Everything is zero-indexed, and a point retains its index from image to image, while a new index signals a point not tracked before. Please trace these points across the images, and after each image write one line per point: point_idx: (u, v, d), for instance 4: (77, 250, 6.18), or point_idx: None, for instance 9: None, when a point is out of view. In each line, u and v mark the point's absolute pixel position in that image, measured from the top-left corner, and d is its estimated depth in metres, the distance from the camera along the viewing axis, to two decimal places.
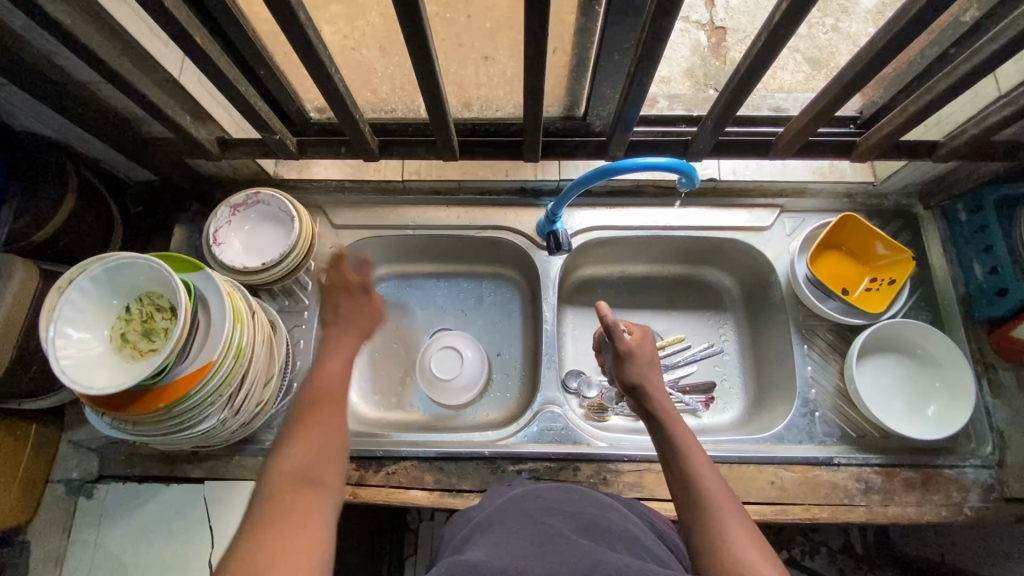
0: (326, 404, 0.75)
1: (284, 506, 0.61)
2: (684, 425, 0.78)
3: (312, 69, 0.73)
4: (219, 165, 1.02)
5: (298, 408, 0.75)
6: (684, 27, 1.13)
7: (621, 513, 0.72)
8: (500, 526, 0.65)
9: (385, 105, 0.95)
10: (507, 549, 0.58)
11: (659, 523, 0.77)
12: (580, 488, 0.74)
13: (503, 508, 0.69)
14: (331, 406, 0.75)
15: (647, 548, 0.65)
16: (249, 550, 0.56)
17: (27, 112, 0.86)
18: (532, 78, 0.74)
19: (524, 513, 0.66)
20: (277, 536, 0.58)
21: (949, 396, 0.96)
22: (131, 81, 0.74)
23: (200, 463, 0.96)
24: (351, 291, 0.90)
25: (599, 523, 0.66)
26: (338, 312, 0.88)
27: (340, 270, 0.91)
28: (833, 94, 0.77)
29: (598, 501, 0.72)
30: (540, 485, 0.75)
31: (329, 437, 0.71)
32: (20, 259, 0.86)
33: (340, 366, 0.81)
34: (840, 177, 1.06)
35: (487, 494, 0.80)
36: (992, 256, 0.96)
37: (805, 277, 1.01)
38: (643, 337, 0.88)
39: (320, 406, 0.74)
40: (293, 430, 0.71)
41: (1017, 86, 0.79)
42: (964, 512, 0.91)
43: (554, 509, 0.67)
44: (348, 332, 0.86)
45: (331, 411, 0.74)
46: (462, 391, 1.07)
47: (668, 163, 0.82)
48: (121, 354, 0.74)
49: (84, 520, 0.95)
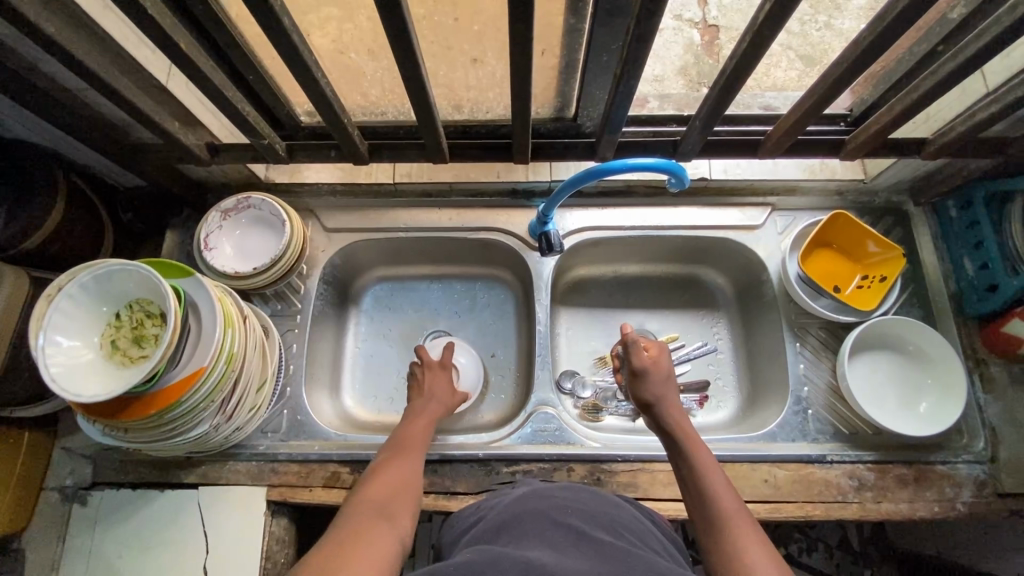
0: (409, 453, 0.83)
1: (363, 526, 0.66)
2: (697, 436, 0.80)
3: (300, 74, 0.73)
4: (208, 170, 1.02)
5: (383, 453, 0.84)
6: (677, 26, 1.13)
7: (627, 512, 0.72)
8: (515, 525, 0.65)
9: (375, 107, 0.95)
10: (522, 549, 0.58)
11: (659, 519, 0.79)
12: (585, 488, 0.74)
13: (509, 509, 0.69)
14: (411, 454, 0.83)
15: (650, 547, 0.65)
16: (329, 552, 0.61)
17: (14, 119, 0.86)
18: (518, 79, 0.74)
19: (533, 513, 0.66)
20: (354, 544, 0.63)
21: (942, 390, 0.96)
22: (118, 88, 0.74)
23: (194, 468, 0.96)
24: (433, 368, 0.99)
25: (609, 523, 0.66)
26: (421, 389, 0.96)
27: (424, 354, 1.00)
28: (821, 92, 0.77)
29: (605, 501, 0.72)
30: (545, 486, 0.75)
31: (404, 480, 0.78)
32: (10, 268, 0.86)
33: (424, 420, 0.90)
34: (831, 175, 1.06)
35: (490, 495, 0.80)
36: (981, 252, 0.96)
37: (796, 276, 1.01)
38: (659, 352, 0.92)
39: (404, 454, 0.82)
40: (375, 471, 0.78)
41: (1004, 83, 0.79)
42: (957, 507, 0.92)
43: (561, 509, 0.67)
44: (433, 399, 0.95)
45: (411, 458, 0.82)
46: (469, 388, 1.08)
47: (657, 164, 0.82)
48: (111, 362, 0.73)
49: (78, 527, 0.95)
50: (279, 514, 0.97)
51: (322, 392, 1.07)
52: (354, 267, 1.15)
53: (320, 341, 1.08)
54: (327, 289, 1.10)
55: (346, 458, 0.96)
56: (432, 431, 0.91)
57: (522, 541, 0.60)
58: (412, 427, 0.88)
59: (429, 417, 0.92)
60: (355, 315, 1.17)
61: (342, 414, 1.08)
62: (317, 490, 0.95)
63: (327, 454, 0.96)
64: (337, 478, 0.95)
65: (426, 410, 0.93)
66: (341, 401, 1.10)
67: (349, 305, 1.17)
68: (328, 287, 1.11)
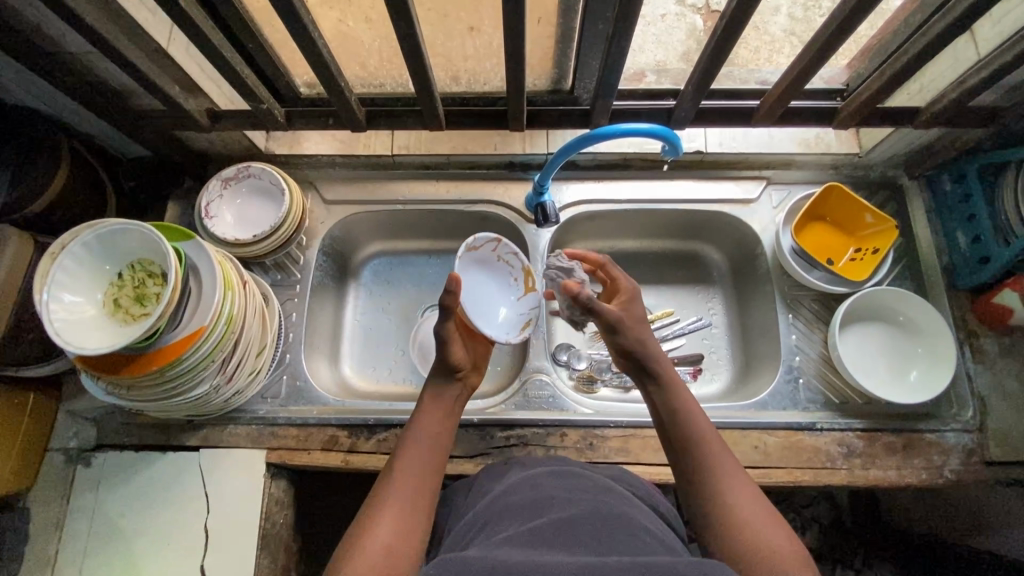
0: (417, 472, 0.70)
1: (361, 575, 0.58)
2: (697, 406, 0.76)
3: (296, 36, 0.74)
4: (209, 139, 1.03)
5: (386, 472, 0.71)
6: (679, 10, 1.03)
7: (620, 496, 0.71)
8: (504, 518, 0.65)
9: (373, 79, 0.96)
10: (513, 550, 0.57)
11: (654, 496, 0.78)
12: (579, 472, 0.74)
13: (498, 500, 0.69)
14: (428, 467, 0.71)
15: (649, 532, 0.63)
16: None
17: (18, 83, 0.87)
18: (512, 43, 0.75)
19: (524, 508, 0.65)
20: None
21: (930, 361, 0.98)
22: (119, 50, 0.75)
23: (196, 431, 0.98)
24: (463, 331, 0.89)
25: (601, 504, 0.65)
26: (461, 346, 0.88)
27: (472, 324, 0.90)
28: (813, 55, 0.78)
29: (600, 485, 0.71)
30: (538, 472, 0.74)
31: (416, 492, 0.68)
32: (15, 229, 0.87)
33: (435, 415, 0.77)
34: (826, 149, 1.07)
35: (486, 471, 0.82)
36: (974, 225, 0.97)
37: (790, 248, 1.03)
38: (631, 297, 0.87)
39: (413, 476, 0.70)
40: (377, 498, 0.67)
41: (994, 50, 0.79)
42: (945, 474, 0.93)
43: (551, 501, 0.66)
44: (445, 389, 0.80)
45: (422, 474, 0.70)
46: (449, 293, 0.75)
47: (650, 131, 0.83)
48: (114, 319, 0.75)
49: (83, 487, 0.97)
50: (278, 477, 0.99)
51: (322, 361, 1.09)
52: (353, 239, 1.16)
53: (320, 312, 1.10)
54: (327, 260, 1.12)
55: (344, 422, 0.98)
56: (450, 423, 0.78)
57: (507, 536, 0.60)
58: (420, 433, 0.75)
59: (437, 406, 0.79)
60: (354, 289, 1.18)
61: (340, 383, 1.10)
62: (316, 453, 0.97)
63: (325, 419, 0.98)
64: (335, 441, 0.97)
65: (432, 402, 0.79)
66: (341, 370, 1.12)
67: (348, 279, 1.18)
68: (327, 259, 1.12)
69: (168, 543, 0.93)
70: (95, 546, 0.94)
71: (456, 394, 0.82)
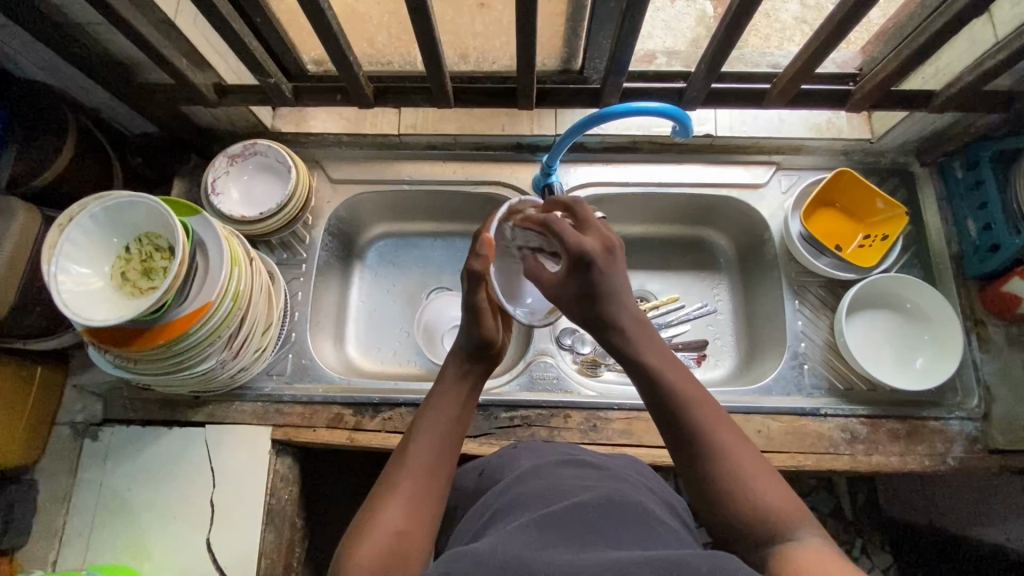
0: (428, 460, 0.67)
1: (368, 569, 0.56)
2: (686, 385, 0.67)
3: (306, 8, 0.74)
4: (215, 116, 1.03)
5: (397, 455, 0.68)
6: None
7: (633, 485, 0.70)
8: (513, 511, 0.63)
9: (381, 56, 0.95)
10: (524, 543, 0.54)
11: (668, 490, 0.76)
12: (592, 463, 0.72)
13: (509, 490, 0.67)
14: (441, 456, 0.68)
15: (662, 521, 0.61)
16: None
17: (24, 53, 0.86)
18: (524, 21, 0.74)
19: (535, 499, 0.63)
20: None
21: (938, 348, 0.97)
22: (126, 19, 0.74)
23: (202, 407, 0.99)
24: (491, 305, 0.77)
25: (616, 491, 0.64)
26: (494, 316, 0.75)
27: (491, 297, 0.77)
28: (827, 35, 0.77)
29: (614, 475, 0.70)
30: (550, 463, 0.72)
31: (427, 482, 0.65)
32: (22, 202, 0.87)
33: (451, 397, 0.73)
34: (838, 134, 1.05)
35: (494, 456, 0.82)
36: (985, 213, 0.96)
37: (799, 235, 1.02)
38: (575, 266, 0.72)
39: (424, 464, 0.66)
40: (386, 483, 0.65)
41: (1014, 31, 0.78)
42: (948, 462, 0.93)
43: (561, 491, 0.64)
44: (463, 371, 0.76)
45: (433, 462, 0.67)
46: (479, 257, 0.74)
47: (661, 109, 0.83)
48: (121, 292, 0.76)
49: (89, 461, 0.98)
50: (284, 454, 0.99)
51: (327, 340, 1.09)
52: (358, 219, 1.16)
53: (324, 291, 1.10)
54: (332, 240, 1.12)
55: (350, 401, 0.98)
56: (468, 407, 0.74)
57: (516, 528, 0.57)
58: (434, 418, 0.70)
59: (457, 391, 0.73)
60: (359, 269, 1.18)
61: (345, 362, 1.10)
62: (321, 430, 0.97)
63: (330, 397, 0.99)
64: (340, 419, 0.97)
65: (452, 384, 0.74)
66: (345, 350, 1.12)
67: (353, 260, 1.18)
68: (333, 239, 1.12)
69: (174, 515, 0.94)
70: (101, 518, 0.95)
71: (482, 372, 0.76)
